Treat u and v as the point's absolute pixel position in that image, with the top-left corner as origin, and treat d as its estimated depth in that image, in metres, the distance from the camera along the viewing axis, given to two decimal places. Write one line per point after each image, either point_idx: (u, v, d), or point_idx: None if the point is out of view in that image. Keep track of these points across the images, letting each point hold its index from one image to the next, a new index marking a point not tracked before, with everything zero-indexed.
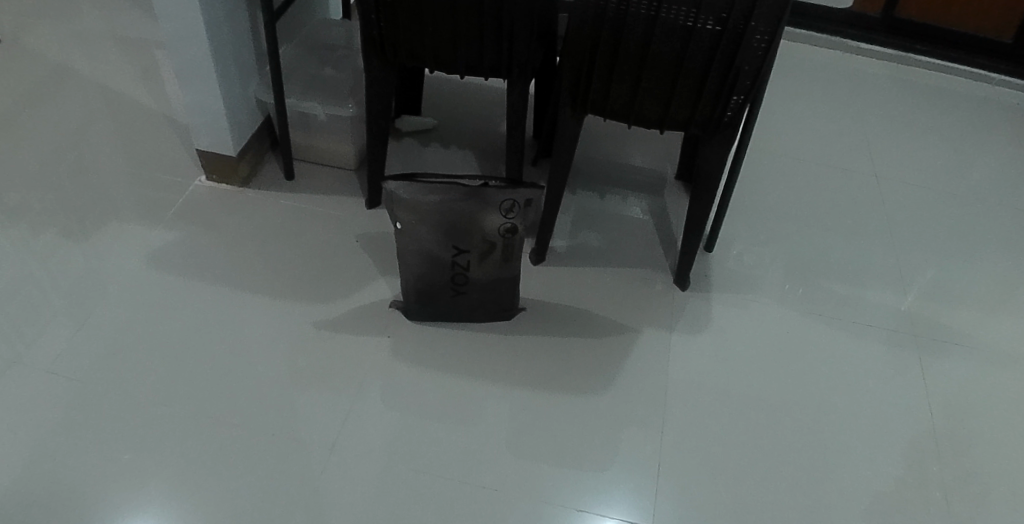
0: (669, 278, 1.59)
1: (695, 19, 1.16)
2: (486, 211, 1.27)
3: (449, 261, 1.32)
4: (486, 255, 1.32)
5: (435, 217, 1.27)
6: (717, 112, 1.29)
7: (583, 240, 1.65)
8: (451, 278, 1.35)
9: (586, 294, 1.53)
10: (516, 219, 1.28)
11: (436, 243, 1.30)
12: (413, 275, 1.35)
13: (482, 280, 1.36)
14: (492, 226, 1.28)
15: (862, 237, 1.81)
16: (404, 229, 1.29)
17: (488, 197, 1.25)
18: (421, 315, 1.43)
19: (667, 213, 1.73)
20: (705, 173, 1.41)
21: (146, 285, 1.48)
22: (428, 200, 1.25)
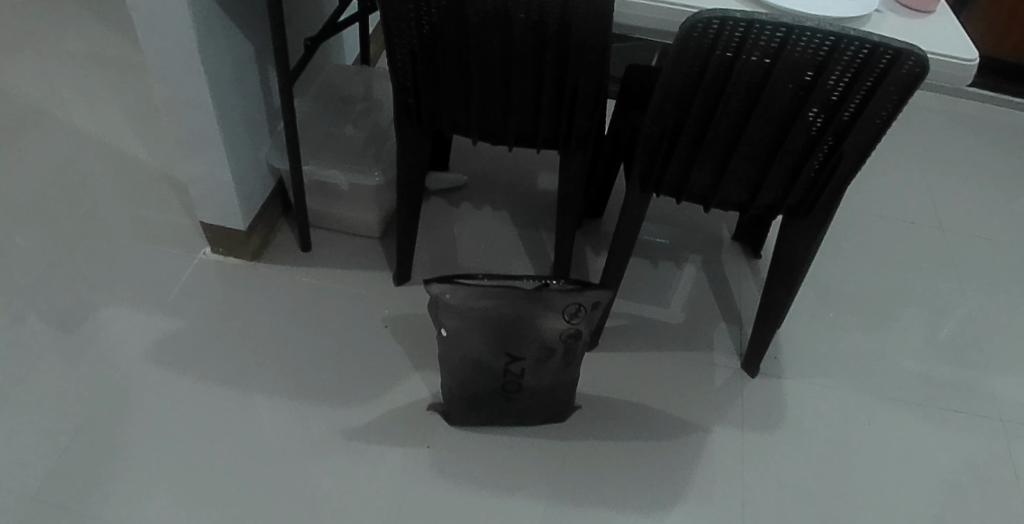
0: (734, 362, 1.43)
1: (799, 109, 0.97)
2: (546, 315, 1.09)
3: (501, 368, 1.15)
4: (544, 362, 1.14)
5: (488, 322, 1.09)
6: (812, 194, 1.11)
7: (637, 317, 1.48)
8: (502, 384, 1.17)
9: (646, 384, 1.37)
10: (580, 324, 1.10)
11: (487, 349, 1.12)
12: (458, 382, 1.17)
13: (538, 386, 1.18)
14: (552, 331, 1.10)
15: (934, 297, 1.64)
16: (449, 337, 1.11)
17: (548, 301, 1.07)
18: (465, 422, 1.25)
19: (726, 283, 1.56)
20: (788, 258, 1.24)
21: (147, 381, 1.29)
22: (479, 304, 1.08)
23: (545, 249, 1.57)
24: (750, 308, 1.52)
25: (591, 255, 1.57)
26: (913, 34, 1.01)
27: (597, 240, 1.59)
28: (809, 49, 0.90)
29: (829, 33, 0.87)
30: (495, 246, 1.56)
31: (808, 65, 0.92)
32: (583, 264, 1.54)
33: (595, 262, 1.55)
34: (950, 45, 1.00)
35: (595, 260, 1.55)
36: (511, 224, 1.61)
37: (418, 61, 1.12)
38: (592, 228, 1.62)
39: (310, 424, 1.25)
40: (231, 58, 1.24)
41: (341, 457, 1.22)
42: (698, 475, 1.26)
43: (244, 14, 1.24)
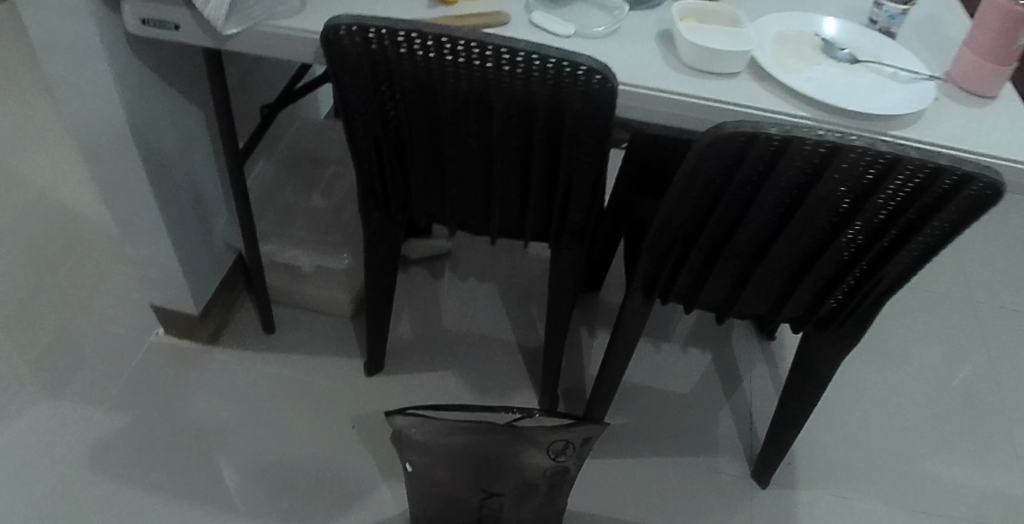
0: (751, 470, 1.25)
1: (839, 226, 0.80)
2: (527, 451, 0.92)
3: (476, 503, 0.98)
4: (526, 497, 0.97)
5: (459, 456, 0.93)
6: (844, 313, 0.93)
7: (638, 412, 1.32)
8: (477, 518, 1.00)
9: (647, 499, 1.20)
10: (568, 460, 0.93)
11: (459, 484, 0.95)
12: (426, 514, 1.01)
13: (518, 521, 1.01)
14: (536, 468, 0.94)
15: (978, 375, 1.45)
16: (415, 469, 0.94)
17: (529, 438, 0.91)
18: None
19: (736, 371, 1.40)
20: (813, 371, 1.07)
21: (75, 491, 1.11)
22: (448, 439, 0.92)
23: (535, 330, 1.40)
24: (763, 403, 1.35)
25: (586, 337, 1.40)
26: (979, 129, 0.82)
27: (593, 320, 1.43)
28: (855, 169, 0.71)
29: (885, 156, 0.68)
30: (479, 327, 1.40)
31: (852, 184, 0.74)
32: (578, 349, 1.38)
33: (591, 346, 1.38)
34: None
35: (591, 344, 1.39)
36: (497, 301, 1.45)
37: (383, 147, 0.94)
38: (587, 305, 1.45)
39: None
40: (173, 127, 1.08)
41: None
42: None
43: (189, 79, 1.09)
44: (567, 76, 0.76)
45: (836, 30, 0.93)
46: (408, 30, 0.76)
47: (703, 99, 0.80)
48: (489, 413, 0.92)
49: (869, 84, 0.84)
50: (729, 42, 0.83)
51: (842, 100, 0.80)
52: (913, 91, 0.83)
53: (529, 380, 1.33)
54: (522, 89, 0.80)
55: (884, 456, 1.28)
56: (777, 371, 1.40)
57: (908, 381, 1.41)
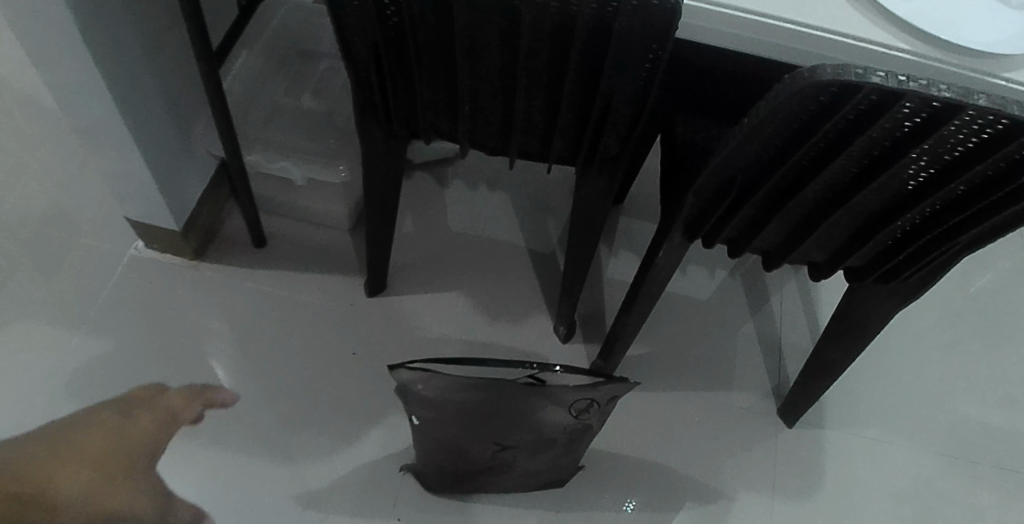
0: (777, 406, 1.17)
1: (932, 182, 0.67)
2: (550, 408, 0.83)
3: (488, 453, 0.92)
4: (542, 450, 0.91)
5: (471, 411, 0.84)
6: (911, 268, 0.83)
7: (657, 339, 1.23)
8: (488, 466, 0.95)
9: (667, 434, 1.14)
10: (593, 415, 0.84)
11: (469, 438, 0.89)
12: (432, 460, 0.96)
13: (532, 467, 0.96)
14: (557, 423, 0.85)
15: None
16: (422, 425, 0.88)
17: (553, 397, 0.80)
18: (439, 494, 1.04)
19: (766, 295, 1.30)
20: (860, 319, 0.97)
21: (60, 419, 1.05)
22: (460, 396, 0.82)
23: (551, 247, 1.29)
24: (792, 331, 1.26)
25: (607, 257, 1.28)
26: None
27: (613, 237, 1.31)
28: (970, 125, 0.58)
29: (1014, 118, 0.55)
30: (490, 242, 1.28)
31: (960, 142, 0.61)
32: (597, 269, 1.26)
33: (611, 267, 1.27)
34: None
35: (613, 267, 1.27)
36: (510, 211, 1.32)
37: (384, 62, 0.78)
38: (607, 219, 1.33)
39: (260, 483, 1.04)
40: (128, 19, 0.92)
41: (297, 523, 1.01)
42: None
43: None
44: None
45: None
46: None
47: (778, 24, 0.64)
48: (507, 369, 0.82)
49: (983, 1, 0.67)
50: None
51: (950, 31, 0.63)
52: None
53: (546, 306, 1.22)
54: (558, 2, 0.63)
55: (915, 396, 1.22)
56: (814, 312, 1.28)
57: (948, 311, 1.31)
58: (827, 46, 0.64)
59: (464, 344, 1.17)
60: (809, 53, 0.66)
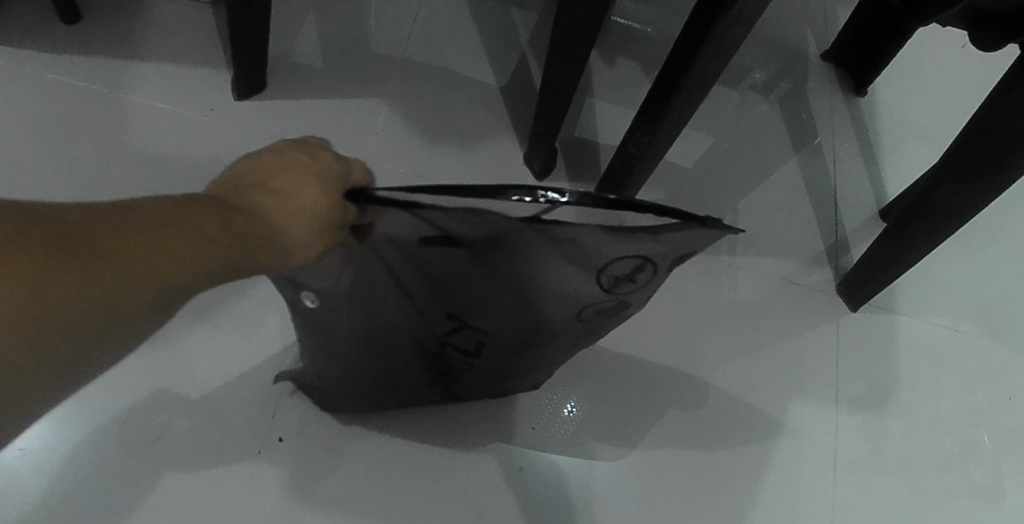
0: (837, 283, 0.84)
1: None
2: (553, 271, 0.47)
3: (426, 339, 0.57)
4: (516, 343, 0.56)
5: (412, 263, 0.48)
6: None
7: (665, 181, 0.87)
8: (419, 362, 0.60)
9: (686, 313, 0.80)
10: (628, 291, 0.49)
11: (400, 309, 0.53)
12: (324, 350, 0.60)
13: (493, 369, 0.62)
14: (557, 297, 0.50)
15: None
16: (330, 296, 0.51)
17: (573, 250, 0.44)
18: (334, 407, 0.69)
19: (813, 128, 0.94)
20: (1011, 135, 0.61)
21: None
22: (399, 234, 0.45)
23: (518, 44, 0.89)
24: (849, 174, 0.91)
25: (597, 67, 0.90)
26: None
27: (605, 39, 0.92)
28: None
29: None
30: (433, 37, 0.88)
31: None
32: (584, 83, 0.88)
33: (605, 82, 0.89)
34: None
35: (606, 83, 0.90)
36: None
37: None
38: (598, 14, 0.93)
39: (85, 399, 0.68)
40: None
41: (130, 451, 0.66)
42: (760, 491, 0.73)
43: None
44: None
45: None
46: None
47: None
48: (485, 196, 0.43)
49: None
50: None
51: None
52: None
53: (512, 130, 0.83)
54: None
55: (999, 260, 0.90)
56: (877, 163, 0.92)
57: None
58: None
59: (391, 171, 0.78)
60: None
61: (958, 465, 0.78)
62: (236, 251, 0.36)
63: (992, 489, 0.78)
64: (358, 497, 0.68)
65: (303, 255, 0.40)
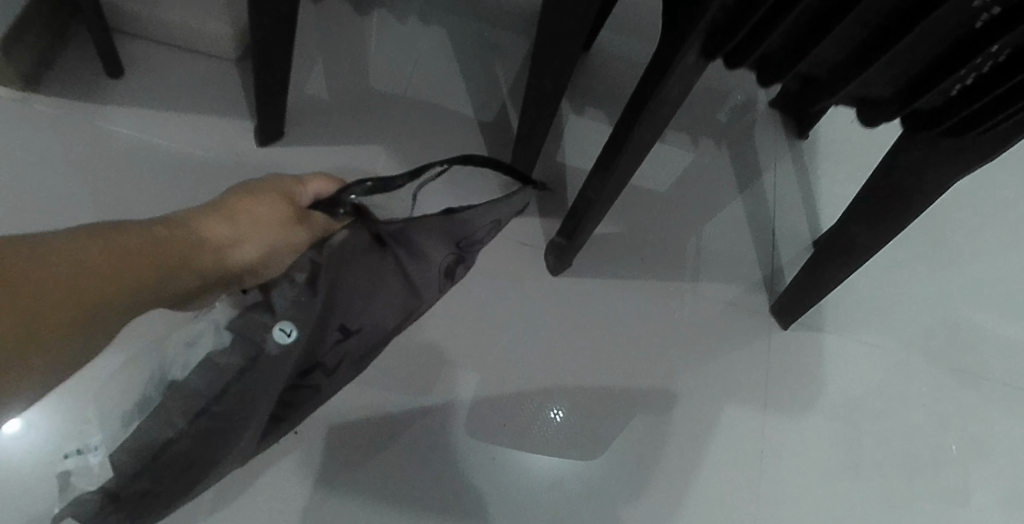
0: (772, 304, 0.97)
1: None
2: (431, 248, 0.65)
3: (311, 359, 0.64)
4: (368, 348, 0.69)
5: (339, 278, 0.62)
6: (1001, 113, 0.62)
7: (627, 213, 1.00)
8: (296, 386, 0.64)
9: (639, 330, 0.94)
10: (476, 250, 0.70)
11: (308, 337, 0.61)
12: (230, 425, 0.58)
13: (343, 379, 0.71)
14: (423, 286, 0.67)
15: None
16: (302, 326, 0.58)
17: (449, 236, 0.65)
18: (179, 486, 0.60)
19: (758, 168, 1.07)
20: (907, 185, 0.75)
21: None
22: (357, 236, 0.61)
23: (499, 94, 1.03)
24: (787, 208, 1.05)
25: (567, 115, 1.04)
26: None
27: (575, 90, 1.06)
28: None
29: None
30: (425, 88, 1.01)
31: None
32: (555, 129, 1.02)
33: (573, 128, 1.03)
34: None
35: (575, 129, 1.03)
36: (450, 50, 1.04)
37: None
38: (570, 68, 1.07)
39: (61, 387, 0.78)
40: None
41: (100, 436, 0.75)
42: (699, 485, 0.87)
43: None
44: None
45: None
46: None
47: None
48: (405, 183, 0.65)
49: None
50: None
51: None
52: None
53: (492, 169, 0.97)
54: None
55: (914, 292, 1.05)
56: (814, 199, 1.06)
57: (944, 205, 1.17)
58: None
59: None
60: None
61: (872, 468, 0.92)
62: None
63: (918, 492, 0.92)
64: (359, 483, 0.81)
65: None
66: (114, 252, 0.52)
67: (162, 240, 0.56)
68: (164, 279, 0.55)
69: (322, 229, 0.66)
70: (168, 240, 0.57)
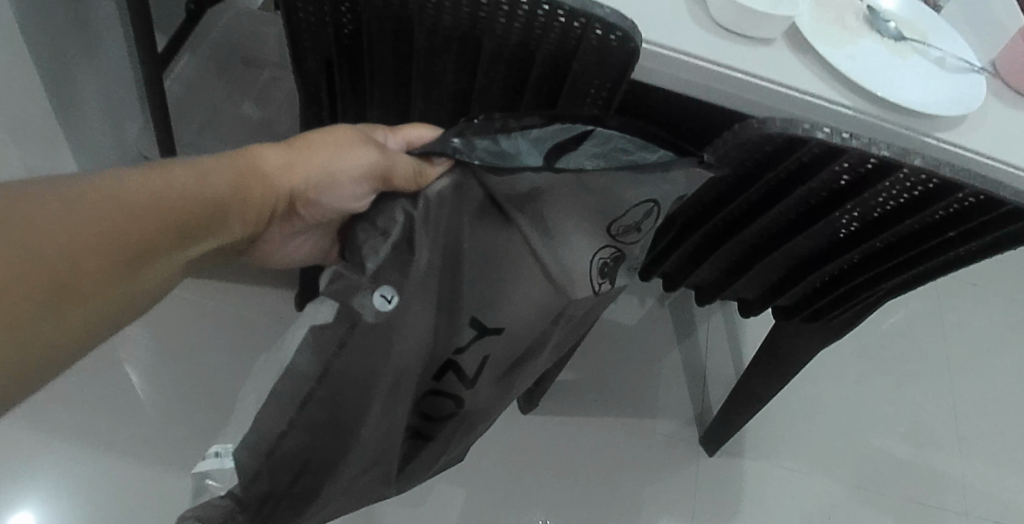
0: (699, 433, 1.23)
1: (863, 230, 0.73)
2: (575, 232, 0.65)
3: (446, 356, 0.71)
4: (514, 356, 0.73)
5: (470, 254, 0.64)
6: (832, 313, 0.89)
7: (587, 359, 1.27)
8: (431, 393, 0.75)
9: (596, 456, 1.18)
10: (634, 243, 0.69)
11: (422, 304, 0.63)
12: (341, 417, 0.66)
13: (484, 395, 0.77)
14: (573, 282, 0.66)
15: (902, 347, 1.52)
16: (403, 292, 0.59)
17: (590, 204, 0.64)
18: (293, 499, 0.72)
19: (693, 323, 1.34)
20: (783, 356, 1.02)
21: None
22: (464, 199, 0.60)
23: None
24: (714, 356, 1.32)
25: None
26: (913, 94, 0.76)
27: None
28: (904, 184, 0.65)
29: (918, 169, 0.61)
30: None
31: (904, 192, 0.66)
32: None
33: None
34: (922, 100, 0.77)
35: None
36: None
37: (338, 80, 0.82)
38: None
39: (111, 467, 1.05)
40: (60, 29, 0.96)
41: (119, 501, 1.03)
42: None
43: None
44: (557, 29, 0.65)
45: (894, 5, 0.91)
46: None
47: (711, 57, 0.72)
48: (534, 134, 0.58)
49: (916, 70, 0.82)
50: None
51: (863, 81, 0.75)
52: (904, 78, 0.79)
53: None
54: (515, 37, 0.68)
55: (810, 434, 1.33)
56: (739, 345, 1.33)
57: (840, 358, 1.46)
58: (754, 86, 0.73)
59: None
60: (727, 93, 0.75)
61: None
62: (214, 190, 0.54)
63: None
64: None
65: (324, 170, 0.60)
66: (165, 185, 0.50)
67: (209, 171, 0.54)
68: (217, 218, 0.54)
69: (410, 171, 0.57)
70: (216, 174, 0.54)
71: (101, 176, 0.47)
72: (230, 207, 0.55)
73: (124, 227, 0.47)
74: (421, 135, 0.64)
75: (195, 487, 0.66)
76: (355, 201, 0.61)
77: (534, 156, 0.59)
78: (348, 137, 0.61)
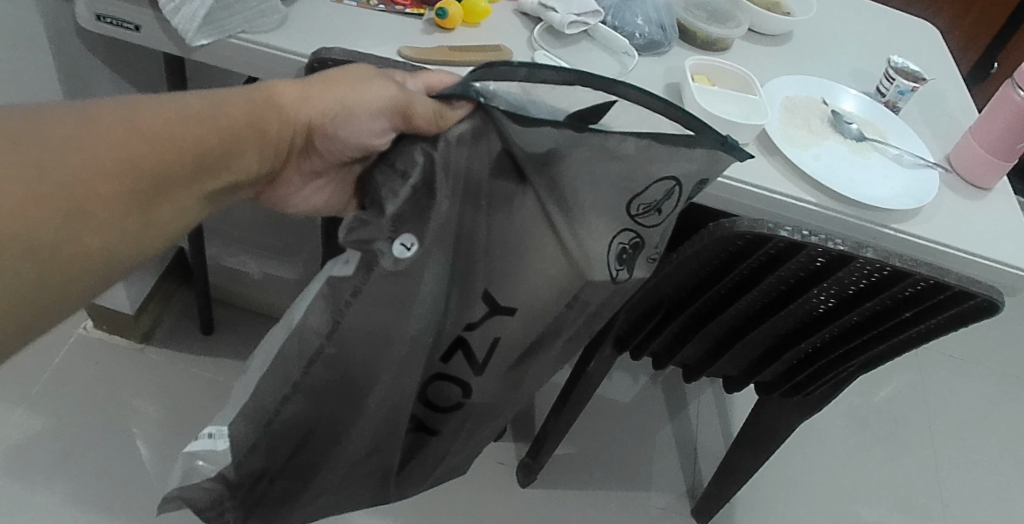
0: (691, 505, 1.27)
1: (832, 309, 0.80)
2: (595, 215, 0.62)
3: (457, 333, 0.69)
4: (526, 342, 0.71)
5: (484, 222, 0.63)
6: (809, 386, 0.95)
7: (583, 435, 1.32)
8: (437, 379, 0.73)
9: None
10: (656, 227, 0.64)
11: (440, 265, 0.63)
12: (346, 380, 0.67)
13: (491, 390, 0.75)
14: (589, 263, 0.64)
15: (889, 420, 1.57)
16: (424, 240, 0.61)
17: (612, 177, 0.60)
18: (289, 477, 0.74)
19: (684, 400, 1.41)
20: (768, 429, 1.07)
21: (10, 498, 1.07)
22: (482, 148, 0.60)
23: None
24: (704, 431, 1.37)
25: None
26: (871, 196, 0.85)
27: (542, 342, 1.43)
28: (863, 271, 0.72)
29: (871, 259, 0.69)
30: None
31: (863, 277, 0.74)
32: None
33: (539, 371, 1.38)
34: (880, 195, 0.86)
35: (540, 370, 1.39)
36: None
37: None
38: None
39: None
40: None
41: None
42: None
43: None
44: None
45: (854, 107, 1.02)
46: (380, 66, 0.68)
47: None
48: (557, 92, 0.59)
49: (876, 165, 0.92)
50: (745, 109, 0.87)
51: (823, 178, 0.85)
52: (860, 176, 0.88)
53: None
54: None
55: (800, 506, 1.37)
56: (727, 419, 1.40)
57: (828, 431, 1.52)
58: (729, 187, 0.82)
59: None
60: (713, 195, 0.83)
61: None
62: (229, 123, 0.55)
63: None
64: None
65: (337, 101, 0.60)
66: (170, 121, 0.51)
67: (219, 103, 0.55)
68: (231, 151, 0.56)
69: (432, 115, 0.58)
70: (229, 104, 0.56)
71: (98, 109, 0.48)
72: (247, 140, 0.57)
73: (130, 164, 0.48)
74: (443, 80, 0.61)
75: (185, 471, 0.70)
76: (375, 137, 0.61)
77: (554, 117, 0.59)
78: (362, 75, 0.61)
